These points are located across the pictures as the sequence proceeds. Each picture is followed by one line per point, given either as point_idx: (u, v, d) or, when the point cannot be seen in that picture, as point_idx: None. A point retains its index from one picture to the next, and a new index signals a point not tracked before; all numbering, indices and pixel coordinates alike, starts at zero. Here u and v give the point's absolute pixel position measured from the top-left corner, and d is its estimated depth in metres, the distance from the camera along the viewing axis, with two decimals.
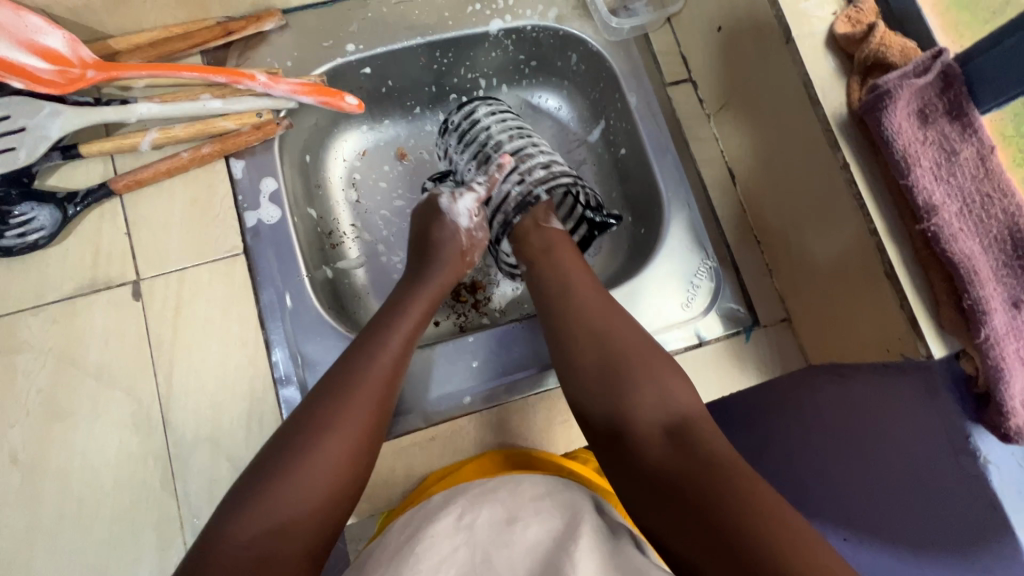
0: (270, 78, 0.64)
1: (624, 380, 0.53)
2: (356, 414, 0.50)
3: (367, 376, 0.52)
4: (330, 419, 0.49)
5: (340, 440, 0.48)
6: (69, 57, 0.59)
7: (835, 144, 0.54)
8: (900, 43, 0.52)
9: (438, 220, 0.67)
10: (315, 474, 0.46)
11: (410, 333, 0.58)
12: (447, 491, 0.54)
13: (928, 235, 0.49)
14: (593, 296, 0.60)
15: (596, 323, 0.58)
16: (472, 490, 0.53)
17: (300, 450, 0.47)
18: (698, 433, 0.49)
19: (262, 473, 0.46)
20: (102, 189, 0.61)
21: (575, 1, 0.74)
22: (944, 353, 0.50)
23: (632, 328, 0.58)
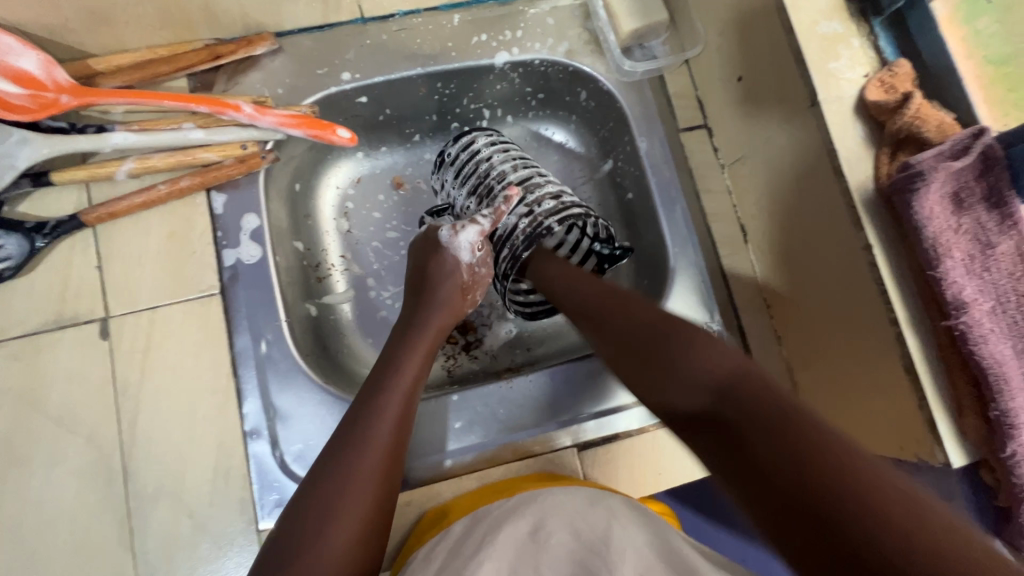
0: (256, 109, 0.61)
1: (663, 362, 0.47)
2: (359, 494, 0.44)
3: (365, 450, 0.46)
4: (333, 508, 0.43)
5: (346, 521, 0.42)
6: (41, 79, 0.55)
7: (858, 223, 0.49)
8: (937, 118, 0.47)
9: (437, 256, 0.60)
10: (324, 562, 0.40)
11: (407, 393, 0.51)
12: (467, 517, 0.49)
13: (955, 334, 0.45)
14: (610, 298, 0.55)
15: (609, 315, 0.53)
16: (488, 516, 0.48)
17: (301, 547, 0.41)
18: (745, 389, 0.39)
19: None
20: (72, 220, 0.57)
21: (589, 35, 0.69)
22: (964, 462, 0.46)
23: (651, 308, 0.52)
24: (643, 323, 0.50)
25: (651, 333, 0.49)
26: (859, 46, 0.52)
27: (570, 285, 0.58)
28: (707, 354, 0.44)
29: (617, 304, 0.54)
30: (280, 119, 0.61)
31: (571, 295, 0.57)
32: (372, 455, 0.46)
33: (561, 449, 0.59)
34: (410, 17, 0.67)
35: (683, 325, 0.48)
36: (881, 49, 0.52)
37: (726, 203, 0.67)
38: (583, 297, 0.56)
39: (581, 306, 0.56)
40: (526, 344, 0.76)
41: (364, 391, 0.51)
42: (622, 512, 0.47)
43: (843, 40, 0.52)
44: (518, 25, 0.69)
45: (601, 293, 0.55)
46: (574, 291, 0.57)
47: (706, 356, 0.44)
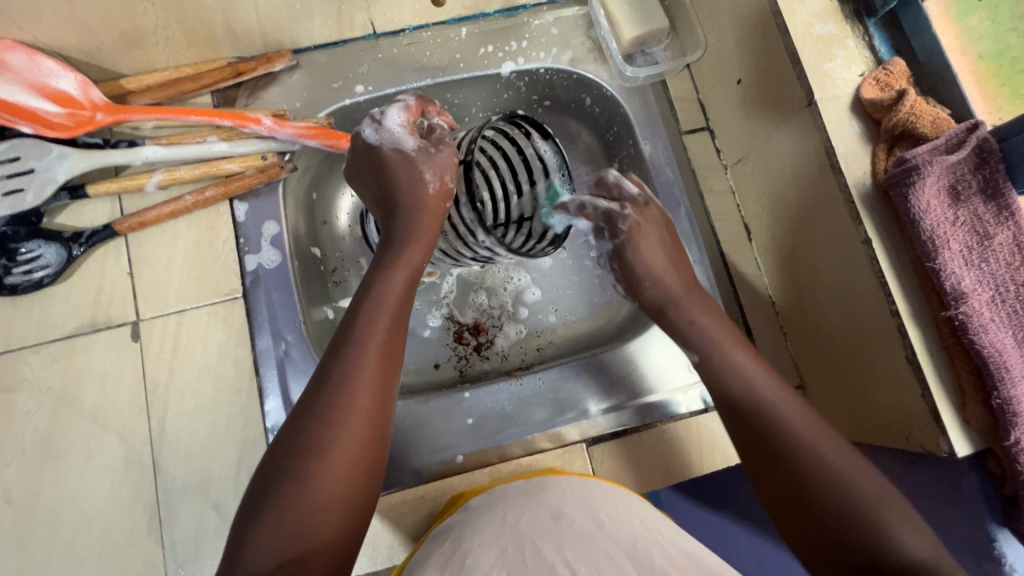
0: (276, 121, 0.64)
1: (860, 530, 0.40)
2: (350, 423, 0.45)
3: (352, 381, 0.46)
4: (324, 440, 0.44)
5: (338, 449, 0.44)
6: (79, 99, 0.59)
7: (856, 217, 0.50)
8: (931, 114, 0.49)
9: (380, 158, 0.57)
10: (317, 487, 0.42)
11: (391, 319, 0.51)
12: (484, 496, 0.53)
13: (955, 323, 0.45)
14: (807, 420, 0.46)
15: (794, 444, 0.45)
16: (508, 495, 0.51)
17: (293, 471, 0.43)
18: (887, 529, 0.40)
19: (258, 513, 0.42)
20: (106, 230, 0.61)
21: (592, 43, 0.72)
22: (969, 451, 0.46)
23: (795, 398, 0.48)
24: (844, 481, 0.42)
25: (855, 493, 0.42)
26: (854, 46, 0.54)
27: (749, 380, 0.50)
28: (901, 542, 0.39)
29: (814, 435, 0.45)
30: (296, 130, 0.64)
31: (745, 389, 0.49)
32: (360, 389, 0.46)
33: (572, 444, 0.62)
34: (420, 31, 0.70)
35: (891, 494, 0.42)
36: (875, 48, 0.54)
37: (729, 202, 0.69)
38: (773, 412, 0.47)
39: (759, 409, 0.48)
40: (537, 343, 0.77)
41: (344, 325, 0.50)
42: (643, 517, 0.48)
43: (837, 41, 0.53)
44: (523, 36, 0.71)
45: (800, 412, 0.47)
46: (745, 376, 0.50)
47: (903, 538, 0.39)
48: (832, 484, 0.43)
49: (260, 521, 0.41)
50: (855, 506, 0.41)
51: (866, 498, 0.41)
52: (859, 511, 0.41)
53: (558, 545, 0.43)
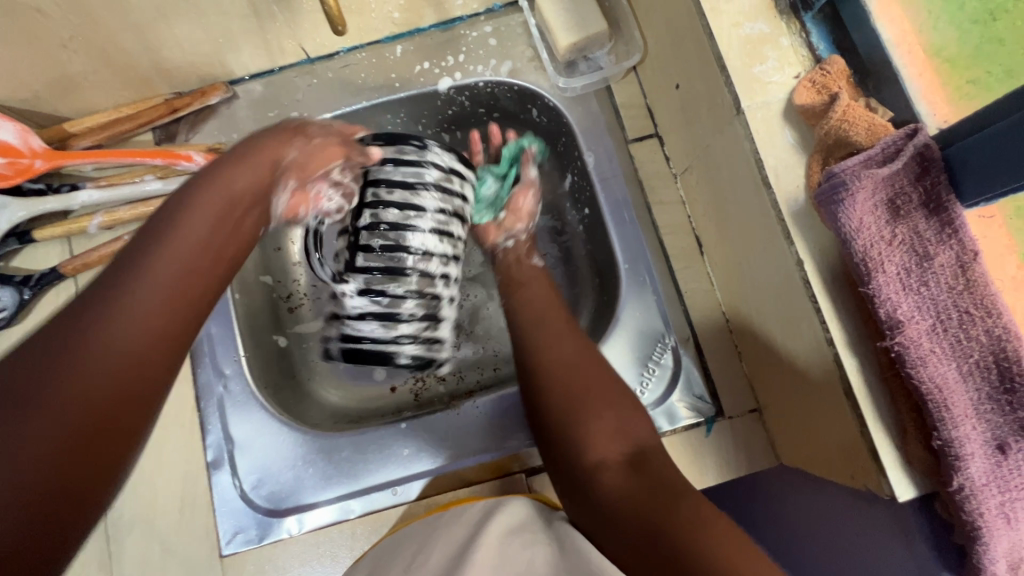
0: (207, 157, 0.64)
1: (597, 417, 0.53)
2: (150, 292, 0.43)
3: (138, 300, 0.42)
4: (73, 370, 0.37)
5: (131, 323, 0.41)
6: (19, 147, 0.61)
7: (787, 237, 0.46)
8: (867, 120, 0.43)
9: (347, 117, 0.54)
10: (86, 369, 0.38)
11: (192, 260, 0.46)
12: (393, 538, 0.53)
13: (891, 355, 0.41)
14: (575, 344, 0.58)
15: (558, 366, 0.57)
16: (420, 537, 0.51)
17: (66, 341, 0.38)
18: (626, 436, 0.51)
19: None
20: (53, 272, 0.63)
21: (531, 51, 0.69)
22: (911, 496, 0.42)
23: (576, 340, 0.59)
24: (586, 382, 0.55)
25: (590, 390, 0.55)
26: (788, 45, 0.49)
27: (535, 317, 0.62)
28: (631, 425, 0.52)
29: (564, 351, 0.58)
30: (291, 201, 0.57)
31: (535, 324, 0.61)
32: (174, 277, 0.45)
33: (511, 475, 0.60)
34: (354, 53, 0.69)
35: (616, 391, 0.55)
36: (813, 46, 0.49)
37: (679, 213, 0.65)
38: (545, 342, 0.59)
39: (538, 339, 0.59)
40: (493, 364, 0.75)
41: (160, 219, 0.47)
42: (537, 545, 0.47)
43: (769, 41, 0.49)
44: (459, 49, 0.69)
45: (568, 340, 0.59)
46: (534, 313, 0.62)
47: (628, 420, 0.52)
48: (577, 389, 0.55)
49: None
50: (590, 398, 0.54)
51: (601, 396, 0.54)
52: (593, 401, 0.54)
53: None
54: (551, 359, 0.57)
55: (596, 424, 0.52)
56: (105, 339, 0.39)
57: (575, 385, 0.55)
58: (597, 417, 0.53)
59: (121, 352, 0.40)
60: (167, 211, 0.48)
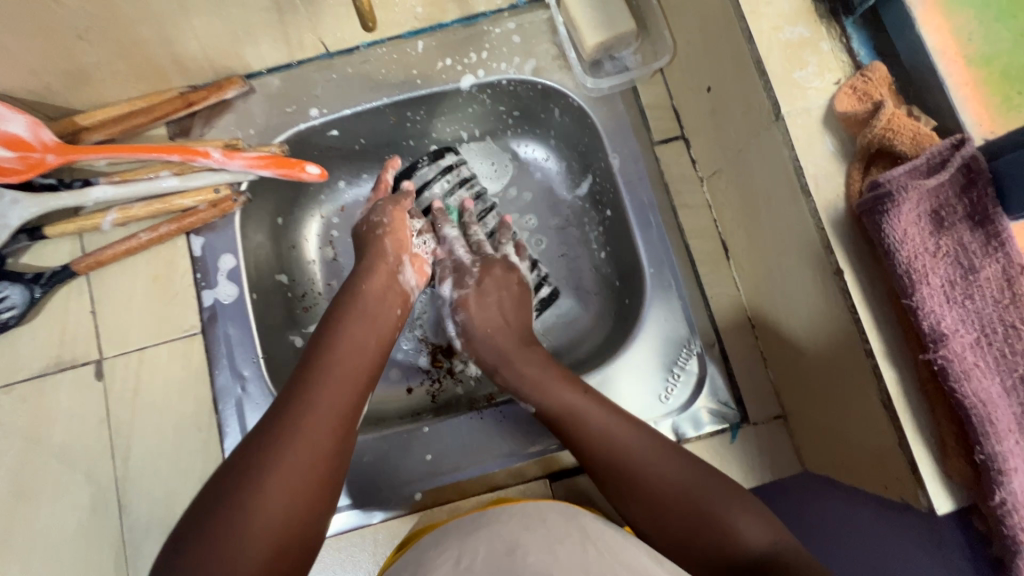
0: (225, 153, 0.62)
1: (710, 529, 0.46)
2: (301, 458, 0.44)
3: (320, 399, 0.48)
4: (287, 437, 0.44)
5: (279, 480, 0.42)
6: (29, 141, 0.59)
7: (826, 246, 0.45)
8: (912, 128, 0.43)
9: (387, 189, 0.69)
10: (262, 520, 0.41)
11: (362, 338, 0.55)
12: (432, 536, 0.53)
13: (934, 368, 0.40)
14: (649, 453, 0.51)
15: (630, 483, 0.50)
16: (461, 536, 0.50)
17: (231, 507, 0.41)
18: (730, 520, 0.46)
19: (200, 515, 0.41)
20: (65, 270, 0.61)
21: (556, 50, 0.67)
22: (950, 508, 0.42)
23: (608, 414, 0.54)
24: (675, 484, 0.49)
25: (687, 492, 0.48)
26: (828, 49, 0.48)
27: (609, 439, 0.52)
28: (742, 534, 0.45)
29: (637, 465, 0.50)
30: (413, 269, 0.64)
31: (603, 434, 0.53)
32: (336, 380, 0.50)
33: (533, 479, 0.59)
34: (374, 47, 0.67)
35: (725, 487, 0.49)
36: (854, 51, 0.48)
37: (705, 217, 0.64)
38: (572, 422, 0.54)
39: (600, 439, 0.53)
40: None
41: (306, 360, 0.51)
42: (592, 545, 0.47)
43: (809, 45, 0.48)
44: (483, 46, 0.67)
45: (634, 443, 0.52)
46: (586, 420, 0.54)
47: (741, 526, 0.46)
48: (661, 503, 0.49)
49: (205, 518, 0.41)
50: (689, 507, 0.48)
51: (705, 497, 0.48)
52: (699, 507, 0.47)
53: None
54: (624, 488, 0.51)
55: (707, 537, 0.46)
56: (309, 430, 0.45)
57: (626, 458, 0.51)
58: (705, 527, 0.46)
59: (309, 443, 0.45)
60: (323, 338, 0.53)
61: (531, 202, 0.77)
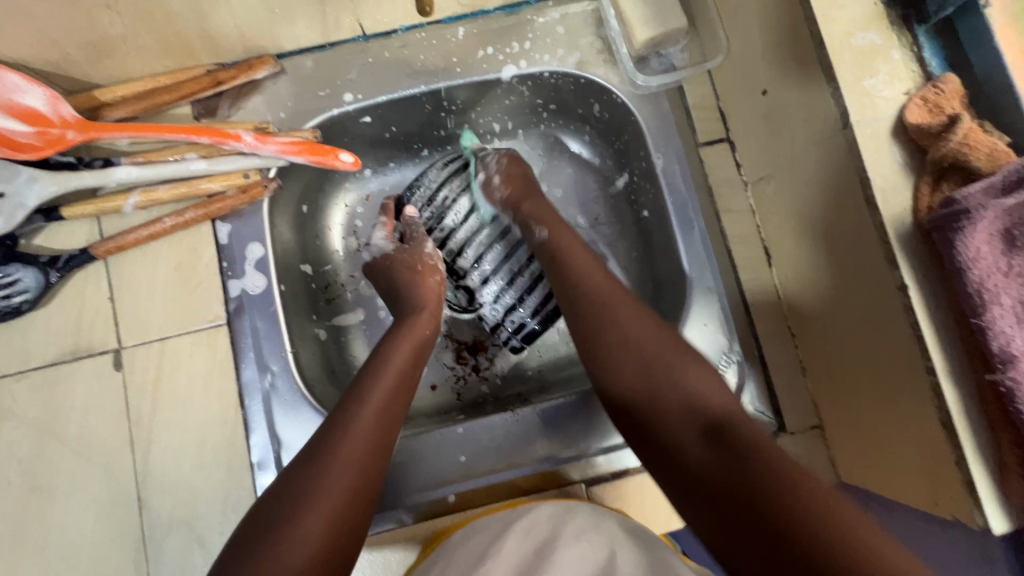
0: (257, 138, 0.60)
1: (670, 389, 0.49)
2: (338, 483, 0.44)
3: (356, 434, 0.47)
4: (326, 467, 0.44)
5: (319, 509, 0.42)
6: (48, 116, 0.56)
7: (891, 261, 0.45)
8: (990, 143, 0.42)
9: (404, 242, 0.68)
10: (294, 546, 0.40)
11: (407, 367, 0.54)
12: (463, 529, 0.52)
13: (999, 391, 0.40)
14: (638, 313, 0.54)
15: (613, 343, 0.53)
16: (491, 528, 0.50)
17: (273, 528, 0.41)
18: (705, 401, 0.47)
19: (233, 560, 0.40)
20: (83, 254, 0.58)
21: (601, 43, 0.65)
22: (1005, 528, 0.42)
23: (599, 271, 0.58)
24: (669, 361, 0.50)
25: (654, 357, 0.51)
26: (899, 59, 0.47)
27: (614, 311, 0.54)
28: (702, 399, 0.48)
29: (630, 321, 0.53)
30: None
31: (595, 284, 0.57)
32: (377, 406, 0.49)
33: (570, 484, 0.59)
34: (413, 32, 0.64)
35: (684, 351, 0.51)
36: (925, 61, 0.47)
37: (748, 223, 0.63)
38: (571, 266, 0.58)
39: (607, 317, 0.54)
40: (537, 366, 0.73)
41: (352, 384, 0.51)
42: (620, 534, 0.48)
43: (879, 53, 0.47)
44: (525, 35, 0.65)
45: (614, 290, 0.56)
46: (599, 291, 0.56)
47: (692, 380, 0.49)
48: (640, 366, 0.51)
49: (243, 553, 0.40)
50: (654, 383, 0.49)
51: (670, 360, 0.50)
52: (656, 376, 0.50)
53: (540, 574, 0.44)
54: (608, 334, 0.53)
55: (664, 408, 0.48)
56: (350, 456, 0.46)
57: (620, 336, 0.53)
58: (664, 398, 0.49)
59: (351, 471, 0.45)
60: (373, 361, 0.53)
61: (562, 200, 0.75)
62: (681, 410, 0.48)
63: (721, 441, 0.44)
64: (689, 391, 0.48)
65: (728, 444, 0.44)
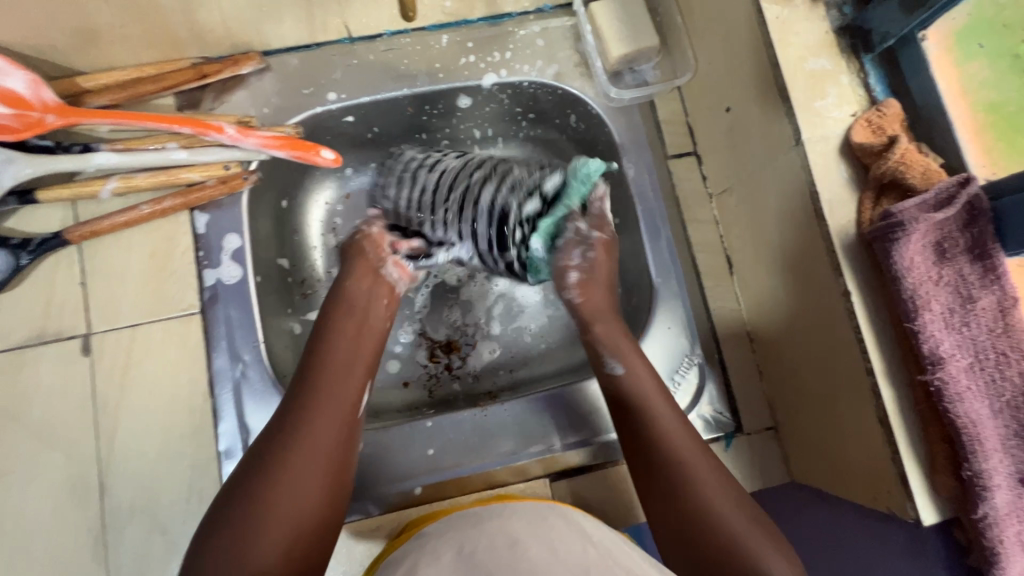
0: (239, 130, 0.61)
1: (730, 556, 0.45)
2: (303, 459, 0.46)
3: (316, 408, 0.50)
4: (288, 443, 0.47)
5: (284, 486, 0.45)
6: (29, 99, 0.56)
7: (836, 268, 0.48)
8: (923, 164, 0.46)
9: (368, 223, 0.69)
10: (262, 525, 0.43)
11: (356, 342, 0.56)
12: (439, 524, 0.53)
13: (930, 389, 0.43)
14: (724, 487, 0.50)
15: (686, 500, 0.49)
16: (462, 522, 0.52)
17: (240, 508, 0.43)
18: (764, 560, 0.44)
19: (209, 535, 0.43)
20: (56, 238, 0.58)
21: (579, 57, 0.68)
22: (935, 520, 0.45)
23: (676, 417, 0.54)
24: (728, 531, 0.47)
25: (742, 534, 0.46)
26: (847, 83, 0.51)
27: (673, 443, 0.52)
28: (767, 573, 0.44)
29: (712, 490, 0.49)
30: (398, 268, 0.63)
31: (666, 438, 0.53)
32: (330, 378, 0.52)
33: (535, 478, 0.61)
34: (398, 37, 0.67)
35: (775, 539, 0.47)
36: (870, 87, 0.51)
37: (712, 233, 0.66)
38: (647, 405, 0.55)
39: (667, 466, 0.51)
40: (509, 365, 0.75)
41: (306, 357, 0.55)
42: (591, 534, 0.50)
43: (830, 77, 0.51)
44: (507, 46, 0.68)
45: (687, 448, 0.52)
46: (661, 427, 0.54)
47: (772, 570, 0.44)
48: (710, 523, 0.47)
49: (207, 549, 0.42)
50: (733, 542, 0.46)
51: (754, 548, 0.45)
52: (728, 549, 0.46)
53: (514, 565, 0.44)
54: (681, 492, 0.50)
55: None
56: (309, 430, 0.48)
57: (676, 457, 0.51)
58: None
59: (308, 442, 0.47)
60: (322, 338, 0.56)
61: None
62: (724, 551, 0.46)
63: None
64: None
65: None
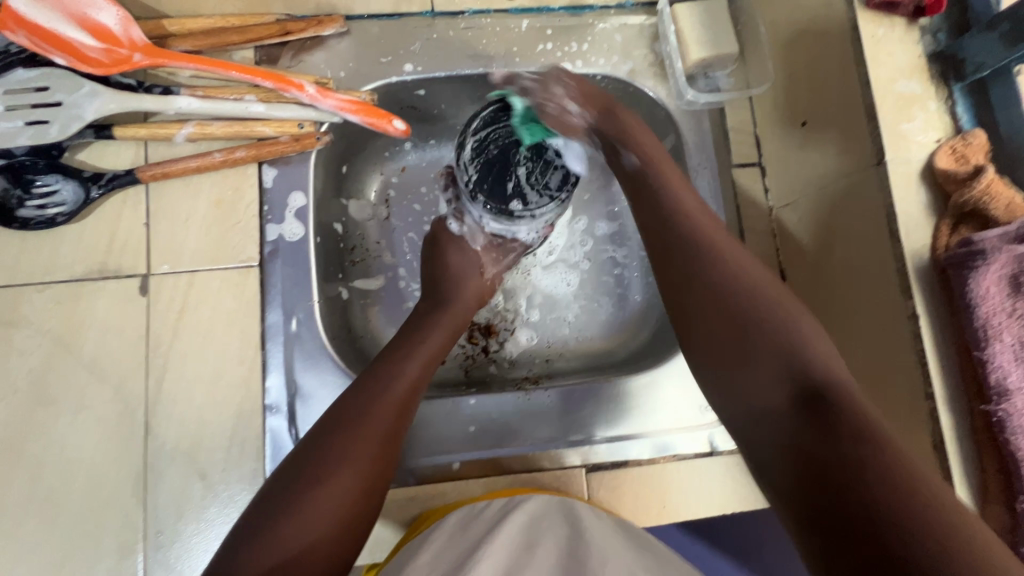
0: (318, 91, 0.61)
1: (777, 342, 0.44)
2: (375, 429, 0.47)
3: (398, 378, 0.51)
4: (364, 414, 0.48)
5: (351, 457, 0.45)
6: (119, 35, 0.57)
7: (906, 290, 0.48)
8: (1009, 196, 0.46)
9: (458, 245, 0.65)
10: (323, 500, 0.43)
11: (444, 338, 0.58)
12: (463, 512, 0.53)
13: (992, 419, 0.44)
14: (784, 299, 0.47)
15: (759, 323, 0.45)
16: (489, 516, 0.51)
17: (307, 473, 0.44)
18: (813, 360, 0.42)
19: (275, 503, 0.43)
20: (128, 175, 0.59)
21: (654, 57, 0.69)
22: None
23: (759, 265, 0.50)
24: (763, 314, 0.46)
25: (783, 319, 0.46)
26: (935, 109, 0.51)
27: (726, 264, 0.49)
28: (813, 363, 0.42)
29: (772, 313, 0.46)
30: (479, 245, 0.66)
31: (726, 280, 0.48)
32: (413, 364, 0.53)
33: (571, 468, 0.61)
34: (479, 17, 0.68)
35: (806, 319, 0.46)
36: (957, 115, 0.51)
37: (769, 245, 0.67)
38: (687, 228, 0.52)
39: (697, 240, 0.51)
40: (547, 353, 0.73)
41: (396, 340, 0.56)
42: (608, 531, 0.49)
43: (918, 102, 0.51)
44: (585, 38, 0.68)
45: (768, 285, 0.48)
46: (722, 259, 0.50)
47: (814, 357, 0.43)
48: (777, 339, 0.44)
49: (259, 533, 0.41)
50: (784, 340, 0.44)
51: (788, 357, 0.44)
52: (766, 324, 0.45)
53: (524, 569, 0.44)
54: (726, 312, 0.47)
55: (788, 365, 0.42)
56: (388, 403, 0.49)
57: (723, 275, 0.49)
58: (775, 353, 0.43)
59: (386, 409, 0.49)
60: (412, 330, 0.57)
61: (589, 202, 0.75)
62: (773, 351, 0.44)
63: (823, 407, 0.39)
64: (809, 374, 0.41)
65: (826, 414, 0.38)
